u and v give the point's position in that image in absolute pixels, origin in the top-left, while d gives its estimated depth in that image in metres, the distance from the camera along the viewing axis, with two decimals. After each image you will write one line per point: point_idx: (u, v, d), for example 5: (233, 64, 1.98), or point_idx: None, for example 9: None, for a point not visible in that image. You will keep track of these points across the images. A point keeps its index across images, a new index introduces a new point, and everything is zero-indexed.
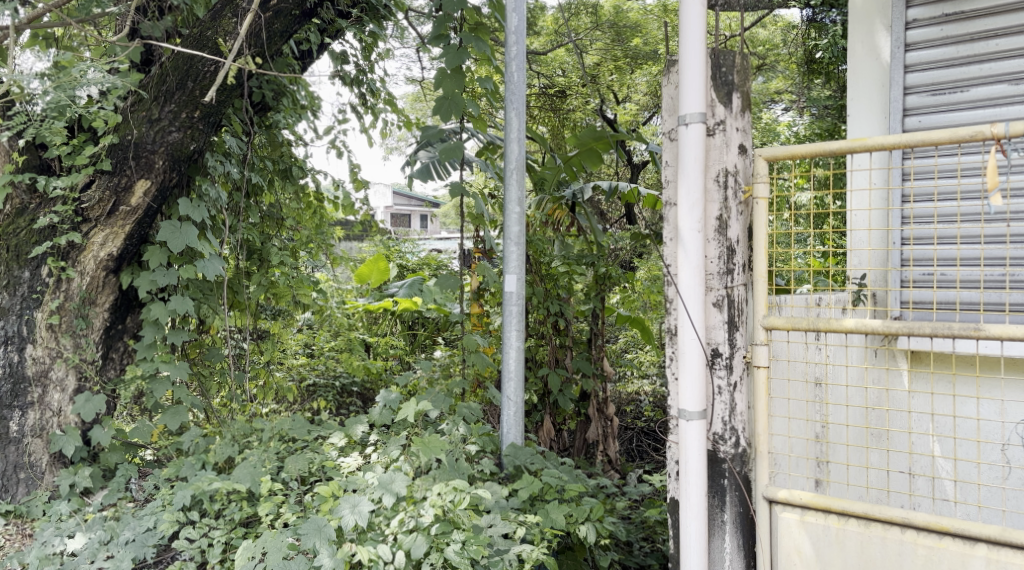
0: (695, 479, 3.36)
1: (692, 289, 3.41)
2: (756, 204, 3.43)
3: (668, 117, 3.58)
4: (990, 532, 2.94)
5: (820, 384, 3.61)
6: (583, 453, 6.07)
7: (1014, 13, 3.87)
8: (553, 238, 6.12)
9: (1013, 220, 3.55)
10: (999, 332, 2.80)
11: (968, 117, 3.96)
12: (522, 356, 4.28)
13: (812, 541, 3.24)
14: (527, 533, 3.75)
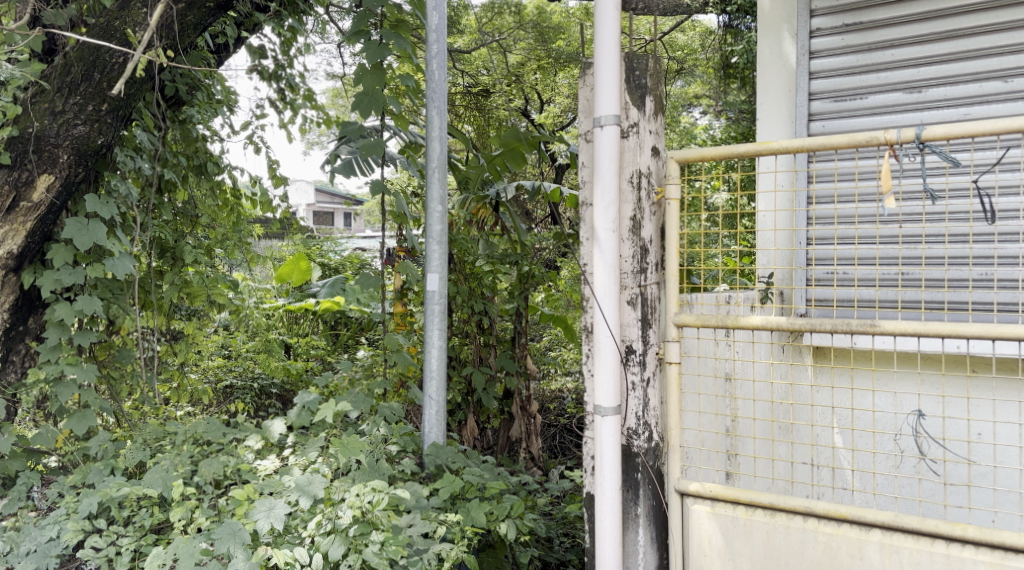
0: (610, 473, 3.43)
1: (607, 288, 3.48)
2: (668, 205, 3.51)
3: (584, 119, 3.64)
4: (884, 518, 3.06)
5: (729, 379, 3.71)
6: (506, 451, 6.10)
7: (908, 25, 4.04)
8: (477, 237, 6.13)
9: (905, 222, 3.74)
10: (892, 328, 2.92)
11: (867, 123, 4.14)
12: (444, 355, 4.28)
13: (721, 532, 3.33)
14: (446, 532, 3.76)
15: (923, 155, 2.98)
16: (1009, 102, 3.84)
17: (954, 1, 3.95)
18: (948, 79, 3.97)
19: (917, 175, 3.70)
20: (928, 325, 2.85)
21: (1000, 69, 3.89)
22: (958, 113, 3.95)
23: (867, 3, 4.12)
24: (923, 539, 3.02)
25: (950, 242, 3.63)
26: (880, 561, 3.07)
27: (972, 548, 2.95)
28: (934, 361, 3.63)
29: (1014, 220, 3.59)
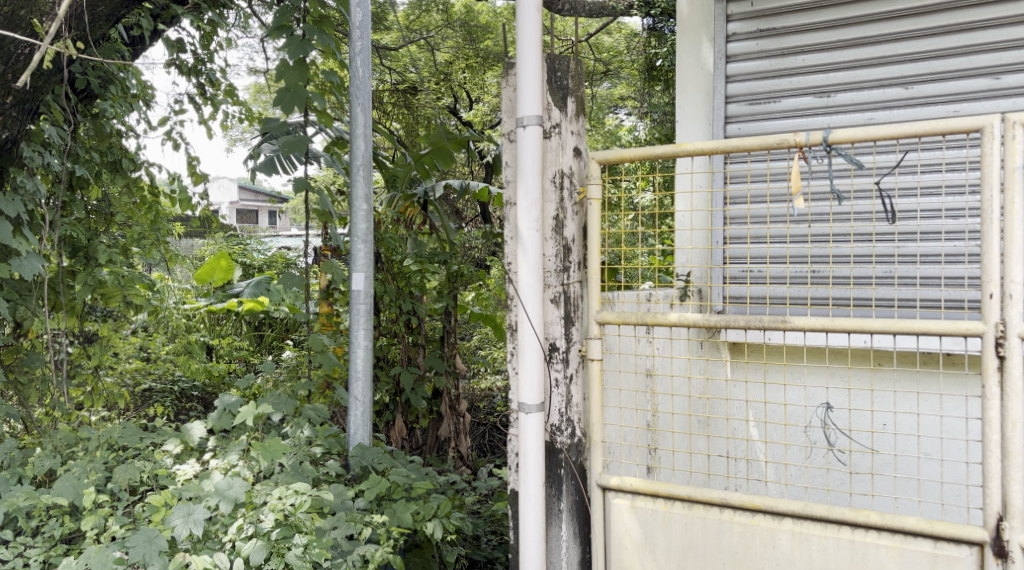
0: (533, 470, 3.46)
1: (531, 286, 3.50)
2: (589, 205, 3.56)
3: (507, 118, 3.66)
4: (795, 507, 3.13)
5: (649, 375, 3.79)
6: (435, 450, 6.12)
7: (818, 32, 4.20)
8: (406, 235, 6.04)
9: (814, 221, 3.89)
10: (802, 324, 3.01)
11: (781, 125, 4.29)
12: (370, 355, 4.26)
13: (641, 525, 3.39)
14: (372, 533, 3.74)
15: (831, 159, 3.06)
16: (910, 107, 4.04)
17: (860, 11, 4.12)
18: (854, 85, 4.16)
19: (824, 177, 3.86)
20: (835, 321, 2.95)
21: (902, 76, 4.07)
22: (863, 117, 4.15)
23: (778, 10, 4.27)
24: (830, 526, 3.09)
25: (855, 242, 3.83)
26: (791, 548, 3.14)
27: (876, 533, 3.02)
28: (841, 355, 3.78)
29: (914, 221, 3.76)
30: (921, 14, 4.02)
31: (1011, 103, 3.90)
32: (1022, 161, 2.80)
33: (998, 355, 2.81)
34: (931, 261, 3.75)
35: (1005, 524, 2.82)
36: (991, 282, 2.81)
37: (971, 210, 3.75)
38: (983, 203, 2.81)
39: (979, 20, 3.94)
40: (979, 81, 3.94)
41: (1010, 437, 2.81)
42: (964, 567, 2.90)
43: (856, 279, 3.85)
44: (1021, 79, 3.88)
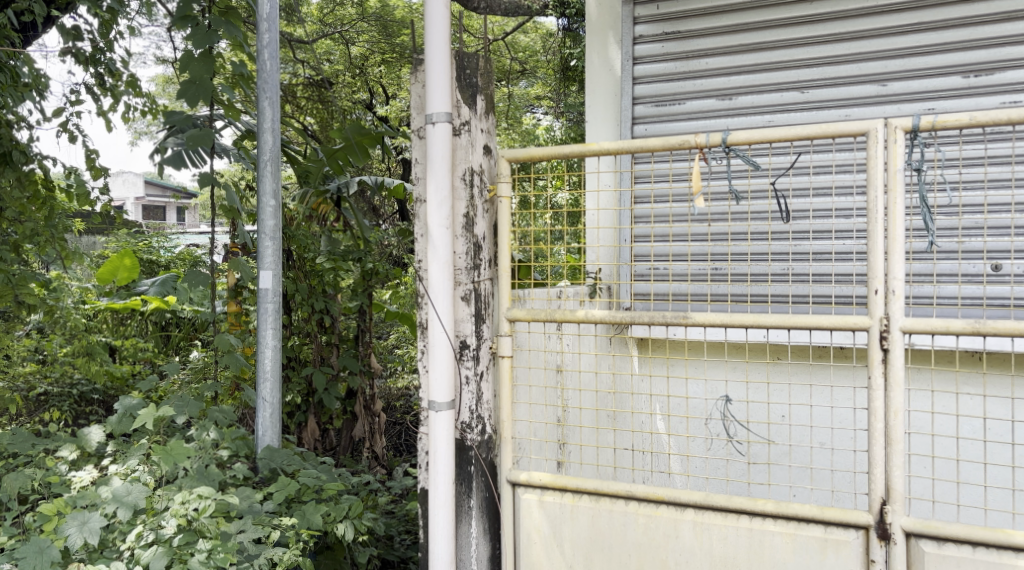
0: (443, 468, 3.46)
1: (441, 283, 3.48)
2: (499, 203, 3.57)
3: (415, 115, 3.63)
4: (696, 498, 3.20)
5: (559, 371, 3.84)
6: (348, 451, 6.07)
7: (718, 36, 4.47)
8: (318, 233, 5.92)
9: (713, 221, 4.13)
10: (702, 319, 3.09)
11: (684, 126, 4.57)
12: (278, 356, 4.18)
13: (549, 521, 3.43)
14: (280, 536, 3.67)
15: (730, 160, 3.13)
16: (805, 110, 4.31)
17: (761, 16, 4.37)
18: (755, 88, 4.42)
19: (723, 177, 3.99)
20: (734, 317, 3.02)
21: (799, 80, 4.34)
22: (763, 119, 4.41)
23: (685, 14, 4.52)
24: (730, 515, 3.16)
25: (752, 239, 4.05)
26: (693, 538, 3.20)
27: (772, 520, 3.10)
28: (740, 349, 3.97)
29: (806, 219, 3.97)
30: (814, 22, 4.29)
31: (896, 108, 4.19)
32: (904, 163, 2.89)
33: (882, 347, 2.91)
34: (822, 259, 3.96)
35: (888, 508, 2.92)
36: (876, 279, 2.91)
37: (858, 209, 3.95)
38: (867, 204, 2.91)
39: (868, 29, 4.21)
40: (867, 87, 4.21)
41: (892, 426, 2.90)
42: (851, 550, 2.99)
43: (753, 276, 4.03)
44: (906, 86, 4.16)
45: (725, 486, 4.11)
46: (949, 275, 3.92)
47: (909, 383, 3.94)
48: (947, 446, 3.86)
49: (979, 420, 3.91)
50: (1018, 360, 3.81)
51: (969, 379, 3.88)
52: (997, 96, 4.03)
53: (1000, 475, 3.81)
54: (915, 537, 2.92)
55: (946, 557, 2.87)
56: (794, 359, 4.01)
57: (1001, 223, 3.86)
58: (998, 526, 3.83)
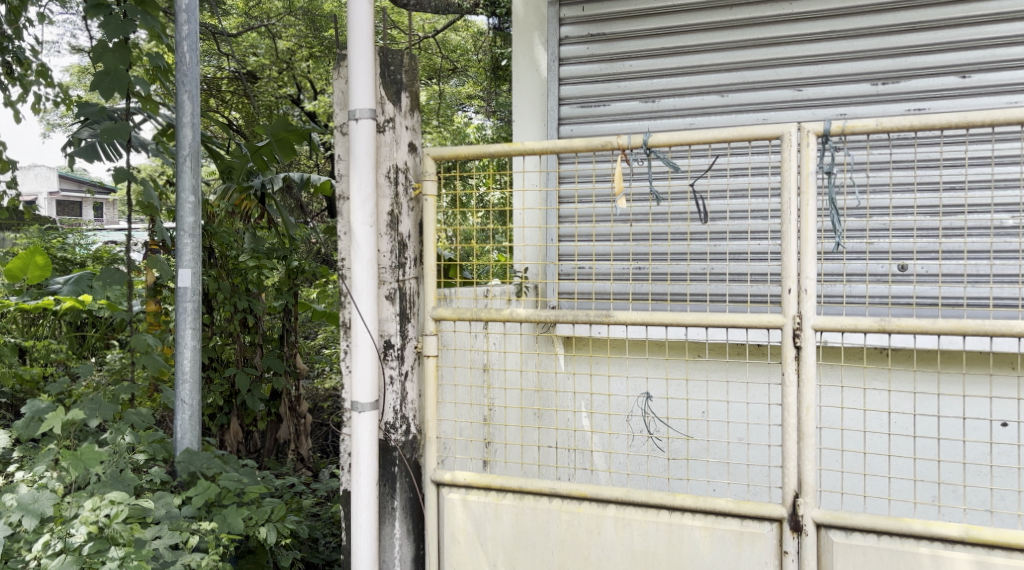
0: (366, 469, 3.42)
1: (364, 282, 3.43)
2: (424, 201, 3.54)
3: (339, 111, 3.57)
4: (618, 494, 3.23)
5: (485, 370, 3.84)
6: (272, 454, 5.95)
7: (642, 39, 4.56)
8: (241, 230, 5.81)
9: (635, 221, 4.21)
10: (624, 318, 3.11)
11: (608, 128, 4.65)
12: (198, 356, 4.08)
13: (473, 520, 3.42)
14: (199, 542, 3.57)
15: (651, 161, 3.17)
16: (724, 114, 4.41)
17: (684, 20, 4.47)
18: (676, 91, 4.51)
19: (645, 178, 4.13)
20: (654, 315, 3.05)
21: (718, 84, 4.44)
22: (685, 122, 4.50)
23: (610, 16, 4.60)
24: (650, 510, 3.19)
25: (672, 239, 4.15)
26: (614, 534, 3.23)
27: (690, 515, 3.14)
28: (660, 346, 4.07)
29: (723, 221, 4.10)
30: (733, 27, 4.39)
31: (811, 113, 4.29)
32: (816, 167, 2.96)
33: (795, 345, 2.97)
34: (740, 258, 4.06)
35: (800, 501, 2.98)
36: (789, 278, 2.97)
37: (773, 210, 4.05)
38: (782, 205, 2.97)
39: (784, 35, 4.32)
40: (783, 92, 4.31)
41: (804, 421, 2.97)
42: (765, 543, 3.04)
43: (673, 276, 4.12)
44: (820, 92, 4.27)
45: (646, 482, 4.16)
46: (858, 275, 4.02)
47: (820, 378, 4.03)
48: (854, 439, 3.97)
49: (885, 414, 4.03)
50: (920, 356, 3.95)
51: (876, 374, 3.99)
52: (903, 103, 4.16)
53: (903, 467, 3.93)
54: (825, 529, 2.99)
55: (853, 546, 2.95)
56: (711, 357, 4.13)
57: (906, 225, 3.99)
58: (901, 516, 3.95)
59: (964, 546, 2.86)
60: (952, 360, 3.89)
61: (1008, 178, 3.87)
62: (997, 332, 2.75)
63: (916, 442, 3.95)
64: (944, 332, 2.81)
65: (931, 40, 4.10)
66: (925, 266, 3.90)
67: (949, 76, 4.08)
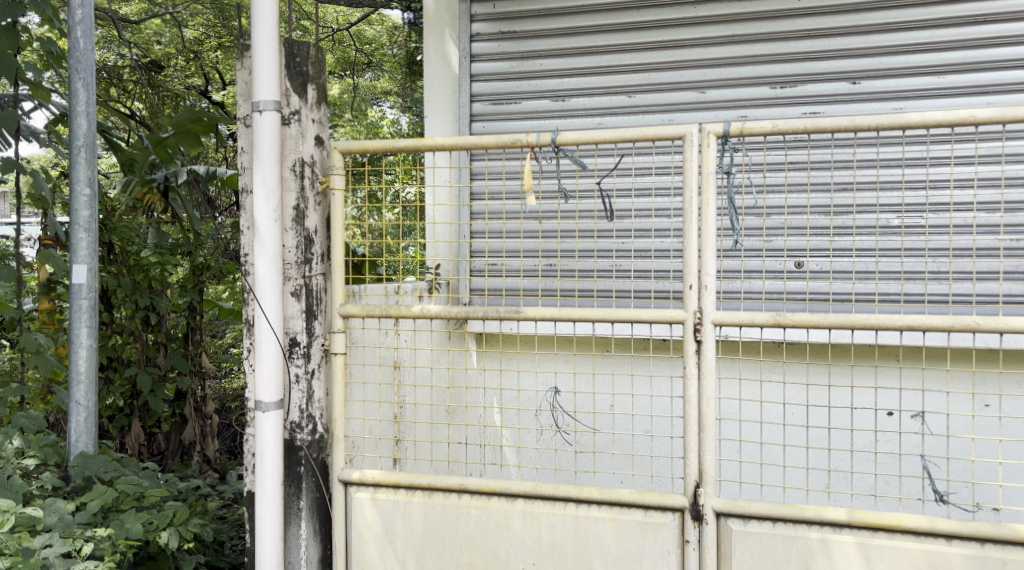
0: (271, 469, 3.33)
1: (268, 278, 3.34)
2: (332, 196, 3.45)
3: (242, 102, 3.47)
4: (526, 488, 3.22)
5: (394, 367, 3.80)
6: (178, 455, 5.84)
7: (552, 38, 4.57)
8: (144, 224, 5.60)
9: (544, 218, 4.26)
10: (534, 314, 3.11)
11: (519, 126, 4.65)
12: (94, 356, 3.91)
13: (381, 518, 3.37)
14: (94, 549, 3.43)
15: (559, 160, 3.18)
16: (631, 114, 4.46)
17: (591, 21, 4.50)
18: (585, 91, 4.55)
19: (553, 176, 4.16)
20: (563, 311, 3.06)
21: (626, 85, 4.49)
22: (593, 122, 4.54)
23: (520, 14, 4.59)
24: (557, 503, 3.20)
25: (580, 237, 4.22)
26: (522, 528, 3.22)
27: (597, 506, 3.16)
28: (568, 342, 4.16)
29: (629, 219, 4.17)
30: (641, 29, 4.44)
31: (714, 115, 4.37)
32: (716, 166, 3.01)
33: (696, 339, 3.02)
34: (645, 256, 4.14)
35: (701, 490, 3.03)
36: (691, 275, 3.01)
37: (677, 209, 4.12)
38: (683, 204, 3.02)
39: (688, 38, 4.39)
40: (687, 94, 4.38)
41: (705, 412, 3.02)
42: (668, 532, 3.07)
43: (581, 272, 4.21)
44: (722, 94, 4.35)
45: (554, 476, 4.18)
46: (756, 271, 4.10)
47: (720, 371, 4.12)
48: (751, 430, 4.07)
49: (780, 406, 4.15)
50: (814, 349, 4.08)
51: (772, 367, 4.11)
52: (800, 106, 4.26)
53: (796, 456, 4.05)
54: (724, 517, 3.04)
55: (750, 534, 3.01)
56: (616, 351, 4.19)
57: (800, 223, 4.11)
58: (796, 503, 4.06)
59: (851, 530, 2.94)
60: (841, 353, 4.03)
61: (893, 180, 4.03)
62: (882, 326, 2.84)
63: (809, 431, 4.08)
64: (834, 326, 2.88)
65: (825, 47, 4.21)
66: (818, 262, 4.02)
67: (841, 82, 4.21)
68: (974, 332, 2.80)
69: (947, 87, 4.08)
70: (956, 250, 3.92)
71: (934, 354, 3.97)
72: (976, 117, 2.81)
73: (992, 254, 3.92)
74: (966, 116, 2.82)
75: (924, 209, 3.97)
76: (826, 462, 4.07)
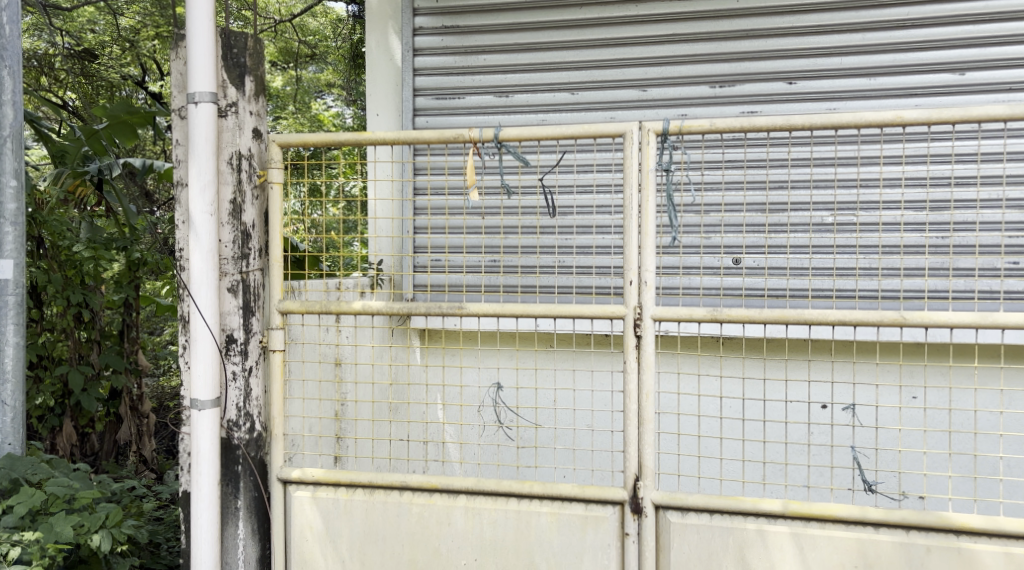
0: (207, 468, 3.26)
1: (204, 274, 3.27)
2: (270, 189, 3.38)
3: (176, 94, 3.38)
4: (468, 484, 3.20)
5: (334, 364, 3.75)
6: (112, 456, 5.69)
7: (496, 33, 4.55)
8: (75, 218, 5.44)
9: (486, 214, 4.26)
10: (477, 309, 3.08)
11: (462, 121, 4.62)
12: (21, 354, 3.78)
13: (321, 516, 3.32)
14: (21, 553, 3.32)
15: (501, 156, 3.16)
16: (573, 111, 4.47)
17: (534, 17, 4.50)
18: (528, 87, 4.54)
19: (496, 172, 4.16)
20: (506, 306, 3.04)
21: (569, 82, 4.49)
22: (537, 118, 4.54)
23: (463, 9, 4.56)
24: (499, 499, 3.19)
25: (522, 233, 4.23)
26: (464, 524, 3.20)
27: (538, 501, 3.16)
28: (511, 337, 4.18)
29: (571, 215, 4.19)
30: (583, 26, 4.45)
31: (654, 113, 4.40)
32: (656, 164, 3.02)
33: (636, 334, 3.03)
34: (587, 252, 4.17)
35: (641, 483, 3.05)
36: (631, 270, 3.02)
37: (617, 206, 4.15)
38: (624, 201, 3.02)
39: (629, 36, 4.41)
40: (629, 92, 4.41)
41: (645, 407, 3.03)
42: (609, 526, 3.09)
43: (523, 268, 4.22)
44: (663, 93, 4.38)
45: (495, 471, 4.20)
46: (694, 267, 4.18)
47: (659, 366, 4.17)
48: (691, 423, 4.11)
49: (720, 400, 4.20)
50: (752, 344, 4.14)
51: (710, 361, 4.17)
52: (738, 106, 4.31)
53: (735, 449, 4.10)
54: (663, 510, 3.06)
55: (688, 526, 3.03)
56: (559, 347, 4.25)
57: (737, 220, 4.17)
58: (734, 495, 4.11)
59: (786, 520, 2.98)
60: (776, 348, 4.10)
61: (826, 179, 4.10)
62: (815, 322, 2.89)
63: (747, 425, 4.13)
64: (769, 322, 2.92)
65: (763, 47, 4.26)
66: (753, 259, 4.09)
67: (777, 82, 4.27)
68: (902, 327, 2.86)
69: (879, 88, 4.16)
70: (885, 247, 4.03)
71: (865, 348, 4.06)
72: (905, 118, 2.86)
73: (920, 252, 4.02)
74: (895, 117, 2.87)
75: (855, 207, 4.06)
76: (763, 455, 4.13)
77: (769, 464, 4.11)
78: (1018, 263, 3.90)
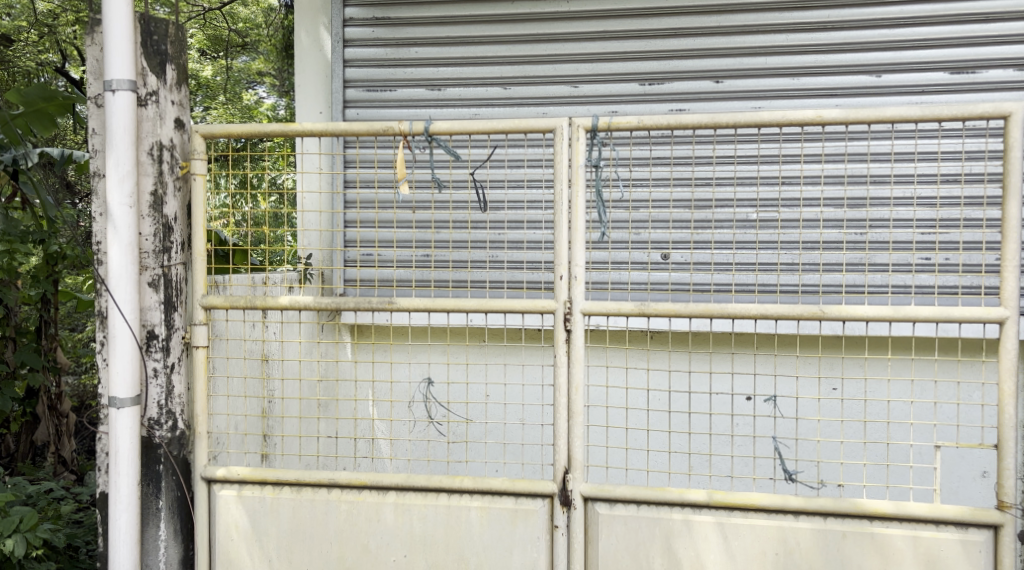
0: (126, 468, 3.16)
1: (122, 268, 3.16)
2: (193, 181, 3.28)
3: (93, 81, 3.26)
4: (397, 480, 3.17)
5: (260, 360, 3.67)
6: (28, 457, 5.52)
7: (427, 26, 4.51)
8: None
9: (417, 208, 4.24)
10: (407, 304, 3.05)
11: (394, 114, 4.57)
12: None
13: (247, 515, 3.25)
14: None
15: (431, 149, 3.13)
16: (505, 106, 4.46)
17: (465, 11, 4.47)
18: (460, 81, 4.51)
19: (426, 166, 4.16)
20: (436, 301, 3.01)
21: (500, 77, 4.47)
22: (469, 112, 4.51)
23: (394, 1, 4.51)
24: (429, 494, 3.16)
25: (453, 229, 4.21)
26: (393, 520, 3.17)
27: (468, 496, 3.14)
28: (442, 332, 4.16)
29: (502, 210, 4.18)
30: (514, 21, 4.44)
31: (585, 109, 4.42)
32: (585, 161, 3.03)
33: (565, 328, 3.03)
34: (517, 246, 4.18)
35: (569, 476, 3.06)
36: (561, 265, 3.02)
37: (548, 201, 4.16)
38: (554, 195, 3.02)
39: (560, 32, 4.41)
40: (560, 88, 4.41)
41: (574, 400, 3.04)
42: (537, 519, 3.08)
43: (455, 262, 4.21)
44: (594, 89, 4.41)
45: (426, 466, 4.18)
46: (623, 262, 4.21)
47: (589, 360, 4.19)
48: (620, 416, 4.15)
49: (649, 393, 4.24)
50: (681, 339, 4.20)
51: (639, 355, 4.21)
52: (667, 103, 4.36)
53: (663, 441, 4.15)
54: (592, 502, 3.08)
55: (615, 517, 3.05)
56: (491, 341, 4.25)
57: (665, 216, 4.22)
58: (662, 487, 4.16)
59: (709, 510, 3.02)
60: (702, 342, 4.16)
61: (751, 176, 4.18)
62: (739, 316, 2.93)
63: (675, 417, 4.19)
64: (695, 316, 2.95)
65: (691, 46, 4.31)
66: (682, 253, 4.15)
67: (705, 80, 4.32)
68: (821, 320, 2.92)
69: (802, 88, 4.24)
70: (806, 243, 4.12)
71: (788, 342, 4.16)
72: (824, 118, 2.92)
73: (841, 248, 4.12)
74: (814, 116, 2.92)
75: (778, 203, 4.14)
76: (691, 447, 4.19)
77: (697, 456, 4.17)
78: (929, 259, 4.06)
